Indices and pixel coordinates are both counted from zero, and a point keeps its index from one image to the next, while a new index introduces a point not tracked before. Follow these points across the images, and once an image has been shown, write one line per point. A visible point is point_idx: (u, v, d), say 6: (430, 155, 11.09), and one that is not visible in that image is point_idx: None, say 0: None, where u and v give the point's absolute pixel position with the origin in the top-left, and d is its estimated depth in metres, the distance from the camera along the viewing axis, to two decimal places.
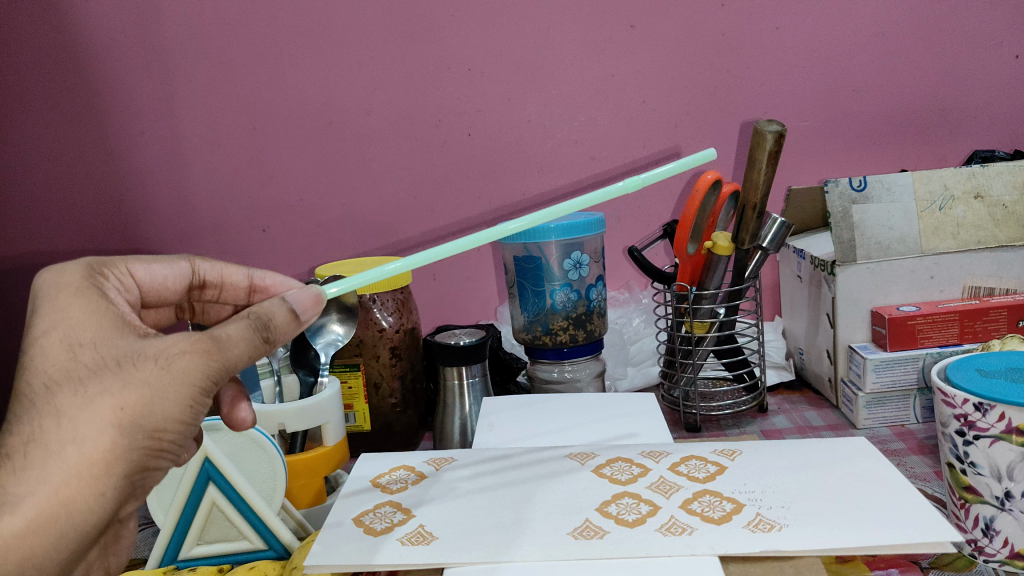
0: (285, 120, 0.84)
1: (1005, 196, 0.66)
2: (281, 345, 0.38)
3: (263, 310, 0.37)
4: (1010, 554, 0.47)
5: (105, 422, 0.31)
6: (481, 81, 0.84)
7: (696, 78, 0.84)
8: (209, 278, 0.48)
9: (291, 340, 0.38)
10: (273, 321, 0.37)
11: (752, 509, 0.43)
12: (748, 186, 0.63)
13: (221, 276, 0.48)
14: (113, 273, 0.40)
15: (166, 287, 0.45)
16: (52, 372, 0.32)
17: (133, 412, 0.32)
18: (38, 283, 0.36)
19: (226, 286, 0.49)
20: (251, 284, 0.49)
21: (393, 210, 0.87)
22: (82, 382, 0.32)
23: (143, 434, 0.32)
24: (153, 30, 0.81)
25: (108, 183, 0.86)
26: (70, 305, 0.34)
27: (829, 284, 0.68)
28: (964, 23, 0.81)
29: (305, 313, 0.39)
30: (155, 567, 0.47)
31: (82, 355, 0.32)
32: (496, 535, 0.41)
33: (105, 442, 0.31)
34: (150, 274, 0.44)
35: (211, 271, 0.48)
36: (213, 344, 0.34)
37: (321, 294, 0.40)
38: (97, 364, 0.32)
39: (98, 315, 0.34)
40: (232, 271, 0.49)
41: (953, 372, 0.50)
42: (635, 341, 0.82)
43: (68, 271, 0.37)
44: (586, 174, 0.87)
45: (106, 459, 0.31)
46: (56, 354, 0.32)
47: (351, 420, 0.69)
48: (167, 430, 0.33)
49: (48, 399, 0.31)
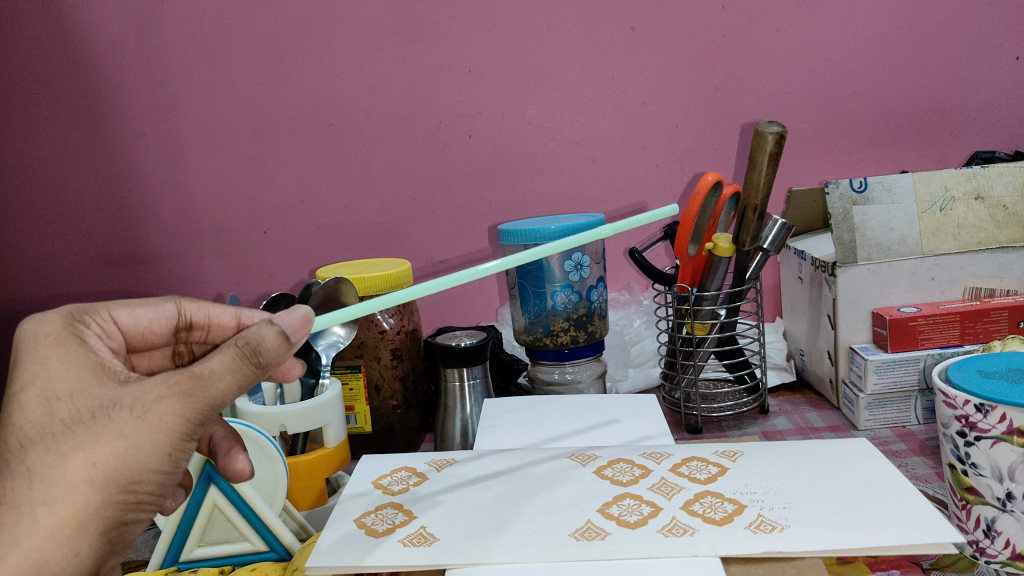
0: (286, 122, 0.84)
1: (1005, 197, 0.66)
2: (275, 370, 0.36)
3: (251, 334, 0.36)
4: (1011, 555, 0.47)
5: (77, 480, 0.31)
6: (482, 83, 0.84)
7: (697, 79, 0.84)
8: (196, 319, 0.47)
9: (284, 364, 0.37)
10: (263, 345, 0.36)
11: (753, 509, 0.43)
12: (749, 187, 0.64)
13: (208, 316, 0.47)
14: (95, 320, 0.41)
15: (150, 330, 0.45)
16: (27, 430, 0.32)
17: (107, 467, 0.32)
18: (17, 334, 0.36)
19: (213, 326, 0.47)
20: (238, 322, 0.48)
21: (393, 212, 0.87)
22: (54, 439, 0.32)
23: (117, 487, 0.32)
24: (154, 33, 0.81)
25: (108, 184, 0.86)
26: (48, 356, 0.35)
27: (830, 285, 0.68)
28: (964, 24, 0.82)
29: (294, 335, 0.37)
30: (156, 569, 0.47)
31: (58, 409, 0.33)
32: (498, 535, 0.41)
33: (77, 500, 0.31)
34: (133, 318, 0.44)
35: (198, 312, 0.47)
36: (193, 383, 0.34)
37: (310, 313, 0.38)
38: (72, 418, 0.32)
39: (78, 364, 0.35)
40: (219, 310, 0.47)
41: (954, 372, 0.50)
42: (636, 342, 0.82)
43: (48, 321, 0.37)
44: (586, 175, 0.87)
45: (79, 516, 0.31)
46: (34, 409, 0.33)
47: (352, 421, 0.69)
48: (144, 480, 0.33)
49: (22, 460, 0.31)
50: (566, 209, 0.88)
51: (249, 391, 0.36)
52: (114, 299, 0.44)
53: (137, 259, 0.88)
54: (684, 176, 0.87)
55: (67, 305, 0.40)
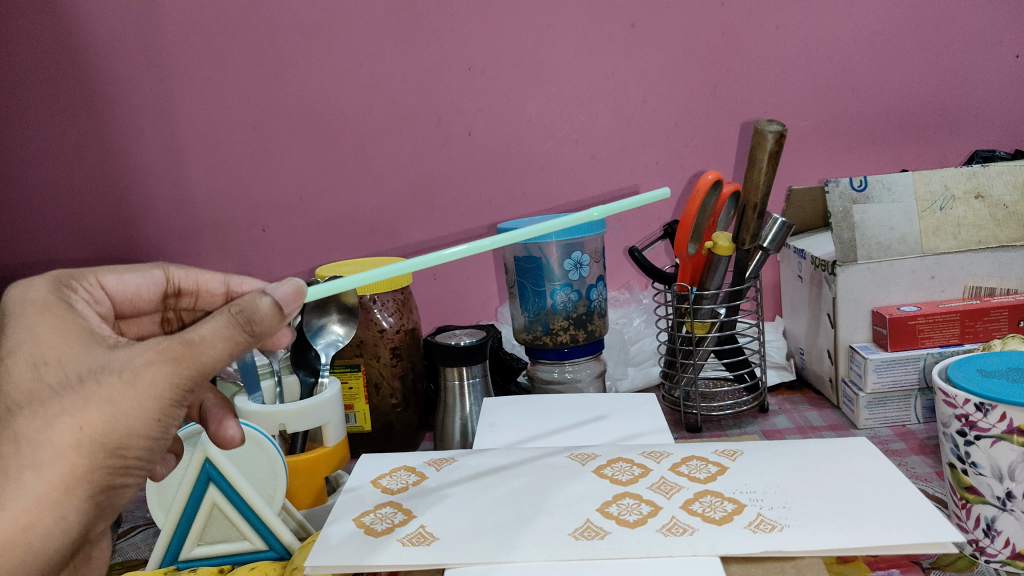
0: (285, 120, 0.84)
1: (1006, 196, 0.66)
2: (267, 339, 0.36)
3: (244, 302, 0.35)
4: (1011, 554, 0.46)
5: (65, 444, 0.31)
6: (481, 81, 0.84)
7: (697, 78, 0.84)
8: (184, 285, 0.48)
9: (276, 333, 0.36)
10: (258, 314, 0.35)
11: (753, 509, 0.43)
12: (748, 186, 0.63)
13: (196, 283, 0.48)
14: (82, 286, 0.41)
15: (139, 296, 0.46)
16: (14, 394, 0.32)
17: (96, 431, 0.31)
18: (4, 300, 0.36)
19: (202, 293, 0.49)
20: (228, 290, 0.49)
21: (393, 210, 0.87)
22: (42, 403, 0.31)
23: (105, 452, 0.32)
24: (153, 30, 0.81)
25: (107, 182, 0.86)
26: (35, 322, 0.34)
27: (830, 284, 0.68)
28: (965, 22, 0.82)
29: (288, 306, 0.36)
30: (155, 568, 0.47)
31: (46, 373, 0.32)
32: (497, 535, 0.41)
33: (65, 464, 0.31)
34: (122, 284, 0.45)
35: (186, 279, 0.48)
36: (184, 349, 0.33)
37: (303, 285, 0.37)
38: (61, 382, 0.32)
39: (66, 329, 0.34)
40: (208, 277, 0.49)
41: (954, 371, 0.50)
42: (635, 341, 0.82)
43: (35, 287, 0.37)
44: (586, 173, 0.87)
45: (67, 480, 0.31)
46: (21, 373, 0.32)
47: (351, 420, 0.69)
48: (132, 446, 0.33)
49: (9, 423, 0.31)
50: (565, 208, 0.87)
51: (239, 358, 0.36)
52: (102, 266, 0.44)
53: (136, 257, 0.88)
54: (683, 174, 0.87)
55: (55, 270, 0.40)
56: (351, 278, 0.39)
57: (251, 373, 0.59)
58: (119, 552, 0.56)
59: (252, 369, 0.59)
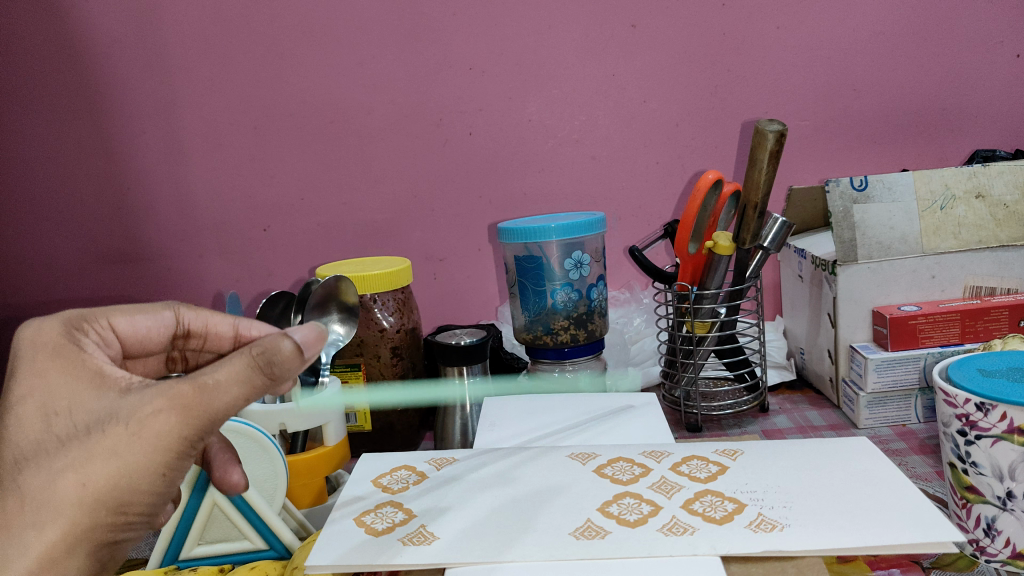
0: (285, 120, 0.84)
1: (1006, 196, 0.66)
2: (286, 381, 0.35)
3: (261, 345, 0.34)
4: (1012, 554, 0.47)
5: (67, 500, 0.31)
6: (481, 81, 0.84)
7: (697, 77, 0.84)
8: (194, 327, 0.46)
9: (297, 375, 0.35)
10: (275, 358, 0.34)
11: (753, 509, 0.42)
12: (749, 185, 0.63)
13: (206, 324, 0.46)
14: (92, 328, 0.40)
15: (148, 339, 0.44)
16: (23, 447, 0.32)
17: (99, 487, 0.32)
18: (17, 339, 0.36)
19: (211, 336, 0.46)
20: (236, 333, 0.46)
21: (393, 210, 0.87)
22: (48, 457, 0.32)
23: (107, 509, 0.32)
24: (154, 31, 0.81)
25: (106, 181, 0.86)
26: (47, 366, 0.35)
27: (830, 284, 0.68)
28: (965, 22, 0.82)
29: (307, 349, 0.36)
30: (156, 567, 0.47)
31: (55, 425, 0.33)
32: (497, 535, 0.41)
33: (66, 521, 0.31)
34: (131, 325, 0.43)
35: (196, 320, 0.46)
36: (195, 395, 0.33)
37: (324, 330, 0.37)
38: (68, 435, 0.32)
39: (76, 375, 0.34)
40: (218, 319, 0.46)
41: (955, 371, 0.49)
42: (636, 341, 0.82)
43: (48, 328, 0.37)
44: (586, 173, 0.87)
45: (69, 536, 0.32)
46: (32, 424, 0.33)
47: (351, 420, 0.68)
48: (135, 502, 0.33)
49: (16, 477, 0.32)
50: (566, 208, 0.87)
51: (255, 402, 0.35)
52: (112, 306, 0.43)
53: (137, 257, 0.88)
54: (684, 174, 0.87)
55: (66, 310, 0.40)
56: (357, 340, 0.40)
57: None
58: None
59: None
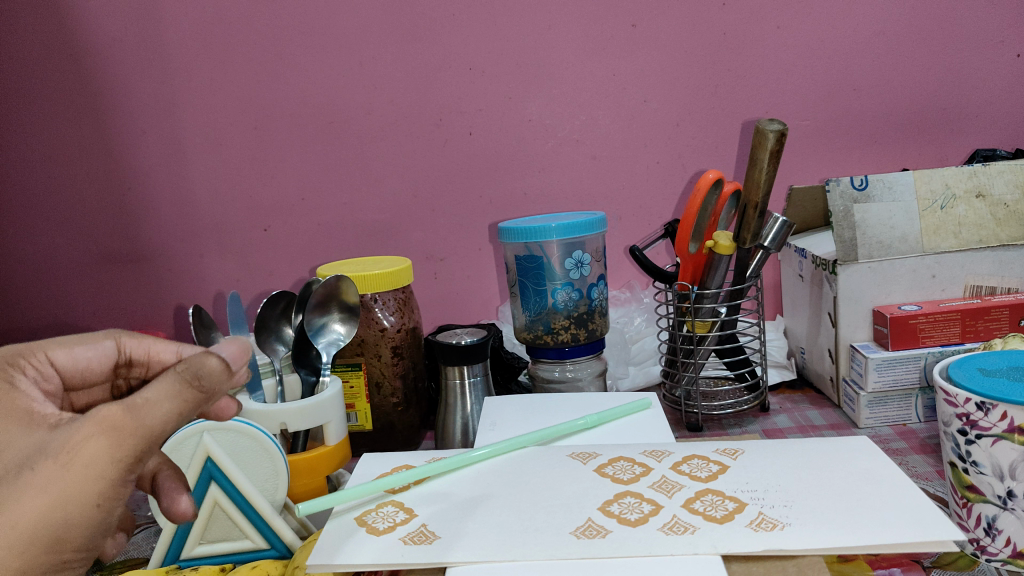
0: (286, 120, 0.84)
1: (1007, 195, 0.66)
2: (218, 394, 0.34)
3: (190, 359, 0.34)
4: (1013, 553, 0.47)
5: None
6: (482, 81, 0.84)
7: (698, 77, 0.84)
8: (136, 355, 0.46)
9: (227, 389, 0.35)
10: (205, 369, 0.33)
11: (754, 508, 0.43)
12: (749, 185, 0.63)
13: (149, 352, 0.46)
14: (28, 363, 0.41)
15: (89, 370, 0.45)
16: None
17: (34, 523, 0.30)
18: None
19: (154, 363, 0.47)
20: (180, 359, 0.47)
21: (394, 209, 0.87)
22: None
23: (41, 548, 0.31)
24: (154, 31, 0.81)
25: (107, 181, 0.86)
26: None
27: (830, 283, 0.68)
28: (966, 22, 0.82)
29: (235, 364, 0.35)
30: (157, 567, 0.48)
31: None
32: (498, 535, 0.41)
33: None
34: (71, 357, 0.44)
35: (139, 348, 0.46)
36: (124, 415, 0.32)
37: (247, 341, 0.36)
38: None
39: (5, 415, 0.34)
40: (161, 347, 0.47)
41: (955, 371, 0.49)
42: (636, 340, 0.82)
43: None
44: (586, 173, 0.87)
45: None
46: None
47: (352, 420, 0.69)
48: (70, 538, 0.32)
49: None
50: (566, 207, 0.87)
51: (189, 418, 0.34)
52: (50, 340, 0.44)
53: (137, 257, 0.88)
54: (684, 174, 0.87)
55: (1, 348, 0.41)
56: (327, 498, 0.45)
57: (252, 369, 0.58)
58: (120, 552, 0.56)
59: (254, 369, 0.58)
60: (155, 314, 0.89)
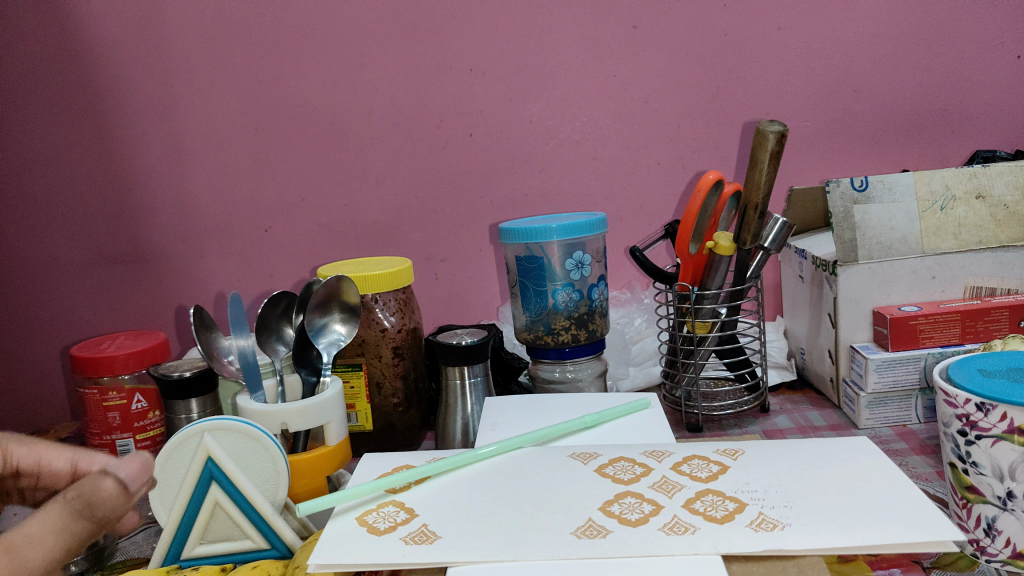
0: (287, 120, 0.84)
1: (1007, 196, 0.66)
2: (108, 523, 0.35)
3: (82, 487, 0.35)
4: (1012, 554, 0.47)
5: None
6: (483, 81, 0.84)
7: (698, 78, 0.84)
8: (24, 465, 0.43)
9: (120, 514, 0.36)
10: (94, 500, 0.34)
11: (754, 508, 0.43)
12: (749, 186, 0.63)
13: (38, 461, 0.43)
14: None
15: None
16: None
17: None
18: None
19: (44, 473, 0.43)
20: (74, 469, 0.43)
21: (395, 210, 0.87)
22: None
23: None
24: (155, 32, 0.81)
25: (106, 181, 0.85)
26: None
27: (831, 284, 0.68)
28: (966, 23, 0.82)
29: (134, 485, 0.36)
30: (158, 567, 0.48)
31: None
32: (500, 535, 0.41)
33: None
34: None
35: (27, 458, 0.43)
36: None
37: (148, 460, 0.37)
38: None
39: None
40: (53, 454, 0.43)
41: (955, 372, 0.49)
42: (636, 341, 0.82)
43: None
44: (587, 174, 0.87)
45: None
46: None
47: (353, 420, 0.69)
48: None
49: None
50: (567, 208, 0.88)
51: (76, 550, 0.35)
52: None
53: (137, 258, 0.88)
54: (685, 174, 0.87)
55: None
56: (329, 496, 0.45)
57: (253, 370, 0.58)
58: (120, 552, 0.56)
59: (255, 369, 0.58)
60: (155, 315, 0.89)
